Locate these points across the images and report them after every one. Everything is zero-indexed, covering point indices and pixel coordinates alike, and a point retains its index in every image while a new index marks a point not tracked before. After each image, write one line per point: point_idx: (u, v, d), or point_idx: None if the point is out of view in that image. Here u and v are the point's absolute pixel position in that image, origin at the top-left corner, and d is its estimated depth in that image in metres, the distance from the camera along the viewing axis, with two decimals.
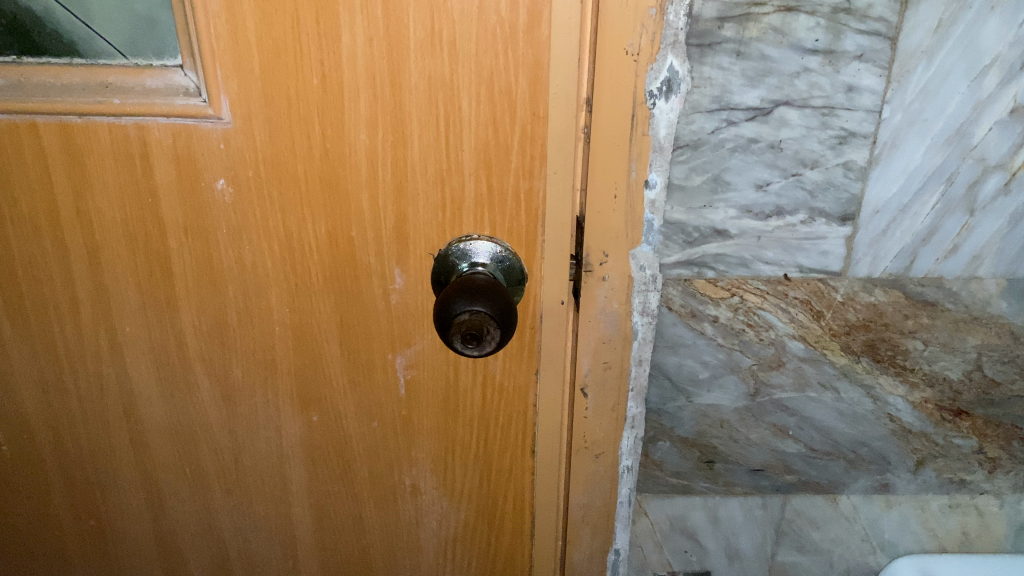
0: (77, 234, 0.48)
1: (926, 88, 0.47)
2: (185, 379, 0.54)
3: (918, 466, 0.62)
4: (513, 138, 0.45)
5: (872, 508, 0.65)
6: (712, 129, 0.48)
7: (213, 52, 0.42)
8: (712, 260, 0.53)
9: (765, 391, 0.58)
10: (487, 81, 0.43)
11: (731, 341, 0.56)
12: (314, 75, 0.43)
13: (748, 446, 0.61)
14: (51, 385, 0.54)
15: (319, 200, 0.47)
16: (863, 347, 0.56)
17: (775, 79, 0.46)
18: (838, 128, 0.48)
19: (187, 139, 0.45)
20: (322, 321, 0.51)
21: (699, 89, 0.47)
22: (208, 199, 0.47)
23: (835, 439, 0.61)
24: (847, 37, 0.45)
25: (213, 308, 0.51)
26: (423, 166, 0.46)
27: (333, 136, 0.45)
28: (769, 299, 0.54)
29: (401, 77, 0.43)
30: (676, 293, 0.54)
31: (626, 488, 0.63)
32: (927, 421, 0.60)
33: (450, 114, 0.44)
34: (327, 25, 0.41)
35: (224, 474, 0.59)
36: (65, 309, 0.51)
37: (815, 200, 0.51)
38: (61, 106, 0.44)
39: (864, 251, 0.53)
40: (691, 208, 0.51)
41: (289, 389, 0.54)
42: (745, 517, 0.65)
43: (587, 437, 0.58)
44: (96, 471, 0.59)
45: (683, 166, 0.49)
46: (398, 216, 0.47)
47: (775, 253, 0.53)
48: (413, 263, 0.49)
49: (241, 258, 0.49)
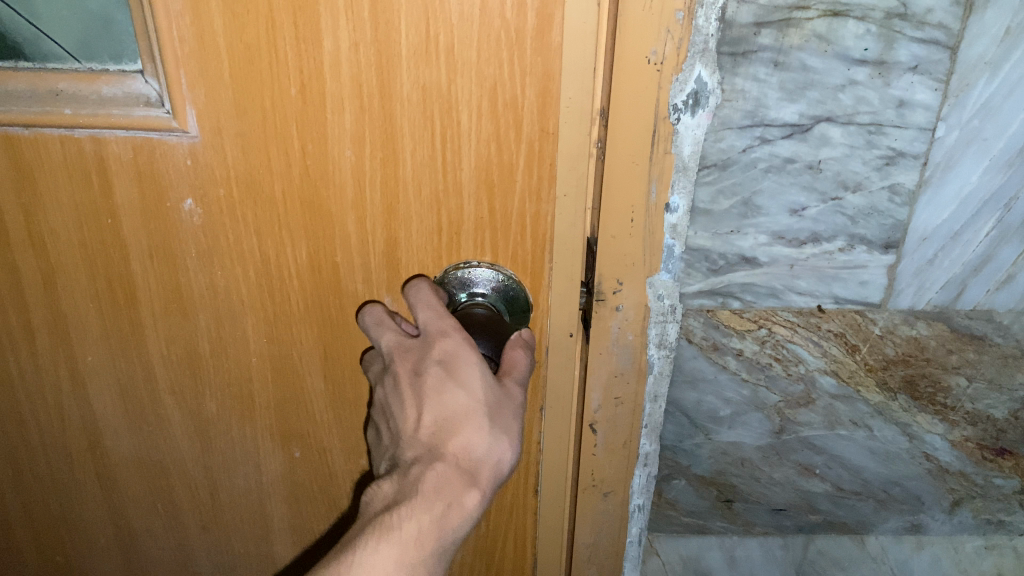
0: (30, 257, 0.43)
1: (987, 104, 0.42)
2: (155, 412, 0.49)
3: (954, 506, 0.59)
4: (519, 156, 0.39)
5: (902, 549, 0.62)
6: (744, 147, 0.43)
7: (175, 57, 0.36)
8: (738, 290, 0.48)
9: (791, 428, 0.55)
10: (489, 92, 0.37)
11: (756, 375, 0.52)
12: (292, 84, 0.37)
13: (771, 485, 0.58)
14: (7, 415, 0.49)
15: (299, 221, 0.41)
16: (901, 383, 0.52)
17: (817, 93, 0.41)
18: (885, 148, 0.43)
19: (150, 154, 0.39)
20: (305, 352, 0.46)
21: (730, 103, 0.42)
22: (175, 220, 0.41)
23: (865, 479, 0.57)
24: (901, 46, 0.40)
25: (184, 339, 0.46)
26: (417, 186, 0.40)
27: (315, 151, 0.39)
28: (800, 332, 0.50)
29: (391, 86, 0.37)
30: (698, 324, 0.50)
31: (638, 528, 0.61)
32: (966, 459, 0.56)
33: (447, 127, 0.38)
34: (307, 27, 0.35)
35: (200, 510, 0.54)
36: (19, 336, 0.46)
37: (855, 226, 0.46)
38: (3, 116, 0.38)
39: (908, 281, 0.48)
40: (717, 234, 0.46)
41: (269, 424, 0.49)
42: (763, 556, 0.62)
43: (595, 475, 0.54)
44: (61, 506, 0.54)
45: (710, 188, 0.44)
46: (388, 241, 0.42)
47: (810, 283, 0.48)
48: (405, 291, 0.44)
49: (212, 284, 0.44)
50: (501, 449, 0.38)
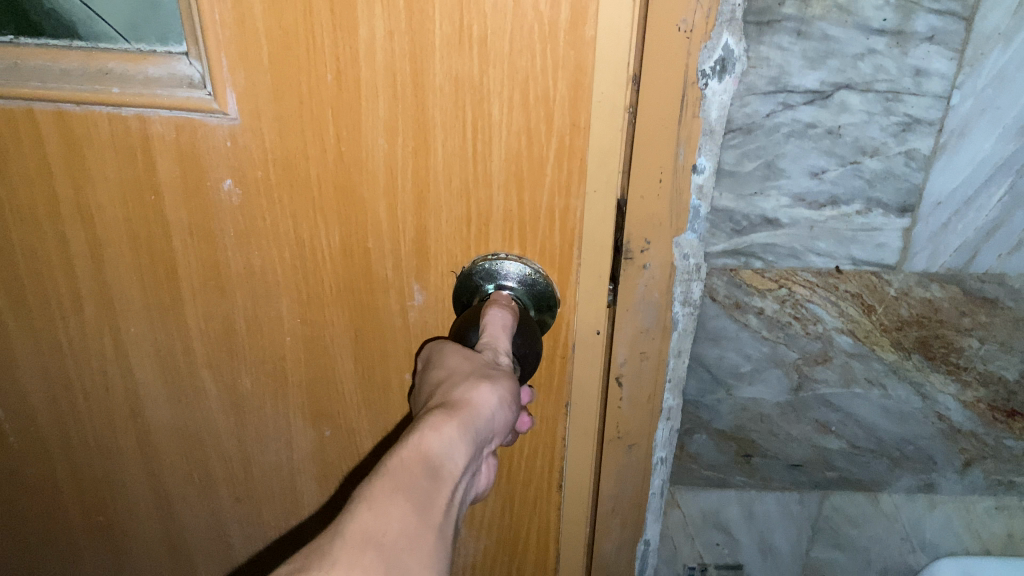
0: (78, 229, 0.45)
1: (1001, 75, 0.49)
2: (192, 384, 0.51)
3: (966, 466, 0.67)
4: (549, 149, 0.39)
5: (915, 509, 0.70)
6: (768, 112, 0.51)
7: (217, 41, 0.37)
8: (760, 250, 0.57)
9: (809, 385, 0.63)
10: (521, 84, 0.37)
11: (776, 333, 0.60)
12: (329, 71, 0.38)
13: (788, 441, 0.67)
14: (55, 378, 0.52)
15: (333, 205, 0.42)
16: (915, 342, 0.60)
17: (837, 62, 0.49)
18: (902, 114, 0.51)
19: (191, 134, 0.41)
20: (336, 333, 0.48)
21: (757, 70, 0.50)
22: (215, 200, 0.43)
23: (880, 438, 0.66)
24: (919, 17, 0.47)
25: (221, 315, 0.48)
26: (447, 176, 0.41)
27: (349, 138, 0.40)
28: (818, 292, 0.58)
29: (424, 76, 0.37)
30: (722, 283, 0.59)
31: (660, 480, 0.70)
32: (978, 420, 0.64)
33: (478, 119, 0.38)
34: (342, 14, 0.36)
35: (233, 482, 0.56)
36: (68, 306, 0.49)
37: (872, 189, 0.54)
38: (56, 93, 0.40)
39: (922, 244, 0.56)
40: (741, 196, 0.55)
41: (300, 403, 0.51)
42: (781, 512, 0.72)
43: (621, 428, 0.59)
44: (103, 469, 0.57)
45: (735, 151, 0.53)
46: (418, 230, 0.43)
47: (828, 245, 0.56)
48: (432, 279, 0.45)
49: (249, 264, 0.45)
50: (480, 388, 0.35)
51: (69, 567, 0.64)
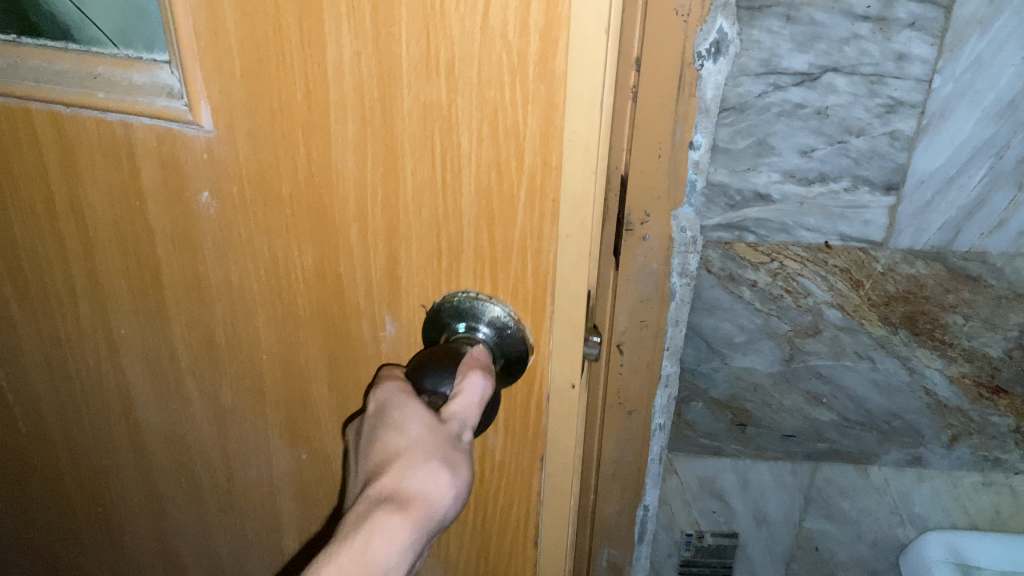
0: (72, 227, 0.45)
1: (978, 61, 0.58)
2: (178, 391, 0.49)
3: (952, 441, 0.76)
4: (519, 188, 0.34)
5: (904, 481, 0.81)
6: (759, 92, 0.61)
7: (194, 51, 0.35)
8: (753, 224, 0.68)
9: (799, 356, 0.74)
10: (490, 116, 0.32)
11: (769, 305, 0.72)
12: (299, 89, 0.34)
13: (781, 410, 0.78)
14: (56, 369, 0.53)
15: (307, 227, 0.39)
16: (901, 318, 0.70)
17: (825, 45, 0.59)
18: (886, 96, 0.60)
19: (171, 144, 0.39)
20: (311, 355, 0.44)
21: (748, 52, 0.60)
22: (194, 211, 0.41)
23: (869, 410, 0.76)
24: (899, 6, 0.57)
25: (203, 325, 0.45)
26: (417, 204, 0.36)
27: (320, 158, 0.36)
28: (808, 267, 0.69)
29: (393, 101, 0.33)
30: (717, 256, 0.70)
31: (658, 445, 0.83)
32: (964, 396, 0.73)
33: (447, 149, 0.34)
34: (311, 33, 0.33)
35: (219, 491, 0.54)
36: (66, 304, 0.49)
37: (859, 167, 0.64)
38: (47, 94, 0.40)
39: (907, 221, 0.66)
40: (734, 171, 0.65)
41: (278, 421, 0.48)
42: (774, 481, 0.84)
43: (621, 395, 0.78)
44: (101, 464, 0.57)
45: (729, 128, 0.63)
46: (389, 259, 0.38)
47: (818, 221, 0.67)
48: (404, 312, 0.40)
49: (229, 276, 0.42)
50: (438, 485, 0.32)
51: (72, 551, 0.65)
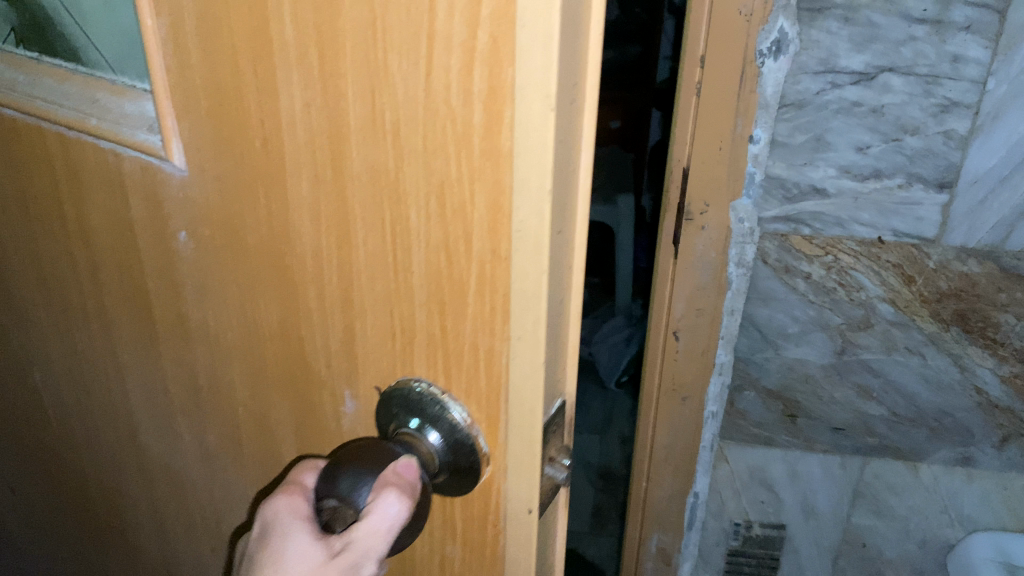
0: (80, 250, 0.46)
1: None
2: (171, 425, 0.49)
3: (1004, 441, 0.72)
4: (470, 277, 0.28)
5: (953, 481, 0.77)
6: (817, 90, 0.62)
7: (166, 87, 0.34)
8: (809, 218, 0.67)
9: (851, 350, 0.72)
10: (437, 191, 0.27)
11: (822, 298, 0.70)
12: (257, 137, 0.31)
13: (832, 403, 0.76)
14: (78, 380, 0.54)
15: (271, 282, 0.35)
16: (953, 315, 0.67)
17: (881, 46, 0.59)
18: (940, 97, 0.60)
19: (152, 178, 0.38)
20: (280, 417, 0.40)
21: (807, 52, 0.61)
22: (174, 250, 0.39)
23: (919, 407, 0.73)
24: (956, 8, 0.57)
25: (188, 365, 0.44)
26: (370, 279, 0.31)
27: (279, 213, 0.32)
28: (861, 261, 0.68)
29: (342, 160, 0.29)
30: (773, 247, 0.70)
31: (710, 433, 0.83)
32: (1014, 397, 0.69)
33: (396, 223, 0.28)
34: (264, 78, 0.29)
35: (210, 534, 0.52)
36: (82, 321, 0.50)
37: (913, 165, 0.63)
38: (52, 114, 0.41)
39: (960, 219, 0.64)
40: (792, 165, 0.66)
41: (255, 479, 0.44)
42: (823, 474, 0.81)
43: (676, 380, 0.79)
44: (117, 479, 0.58)
45: (788, 124, 0.64)
46: (347, 330, 0.33)
47: (872, 215, 0.66)
48: (363, 390, 0.34)
49: (208, 322, 0.40)
50: None
51: (98, 556, 0.66)
